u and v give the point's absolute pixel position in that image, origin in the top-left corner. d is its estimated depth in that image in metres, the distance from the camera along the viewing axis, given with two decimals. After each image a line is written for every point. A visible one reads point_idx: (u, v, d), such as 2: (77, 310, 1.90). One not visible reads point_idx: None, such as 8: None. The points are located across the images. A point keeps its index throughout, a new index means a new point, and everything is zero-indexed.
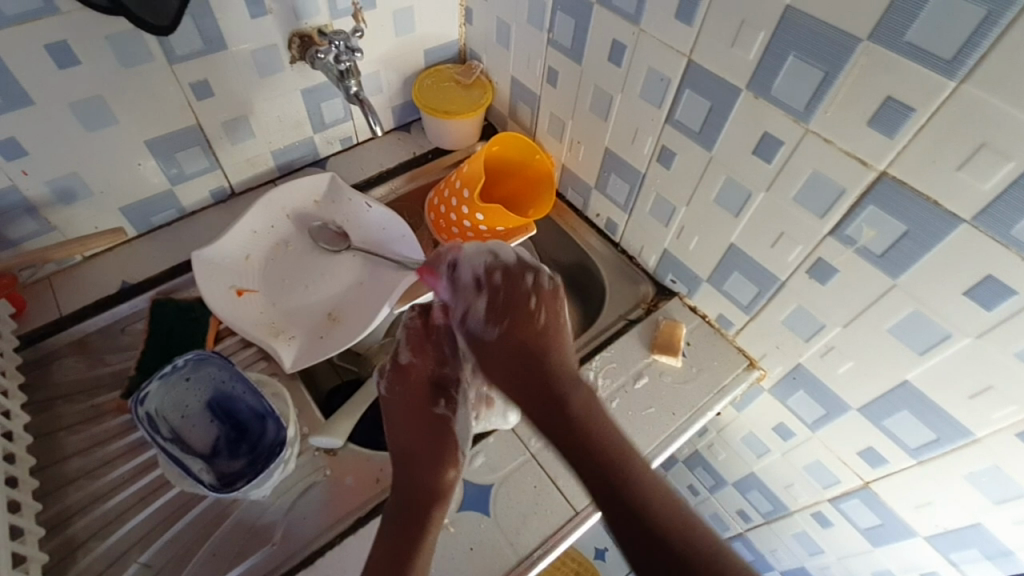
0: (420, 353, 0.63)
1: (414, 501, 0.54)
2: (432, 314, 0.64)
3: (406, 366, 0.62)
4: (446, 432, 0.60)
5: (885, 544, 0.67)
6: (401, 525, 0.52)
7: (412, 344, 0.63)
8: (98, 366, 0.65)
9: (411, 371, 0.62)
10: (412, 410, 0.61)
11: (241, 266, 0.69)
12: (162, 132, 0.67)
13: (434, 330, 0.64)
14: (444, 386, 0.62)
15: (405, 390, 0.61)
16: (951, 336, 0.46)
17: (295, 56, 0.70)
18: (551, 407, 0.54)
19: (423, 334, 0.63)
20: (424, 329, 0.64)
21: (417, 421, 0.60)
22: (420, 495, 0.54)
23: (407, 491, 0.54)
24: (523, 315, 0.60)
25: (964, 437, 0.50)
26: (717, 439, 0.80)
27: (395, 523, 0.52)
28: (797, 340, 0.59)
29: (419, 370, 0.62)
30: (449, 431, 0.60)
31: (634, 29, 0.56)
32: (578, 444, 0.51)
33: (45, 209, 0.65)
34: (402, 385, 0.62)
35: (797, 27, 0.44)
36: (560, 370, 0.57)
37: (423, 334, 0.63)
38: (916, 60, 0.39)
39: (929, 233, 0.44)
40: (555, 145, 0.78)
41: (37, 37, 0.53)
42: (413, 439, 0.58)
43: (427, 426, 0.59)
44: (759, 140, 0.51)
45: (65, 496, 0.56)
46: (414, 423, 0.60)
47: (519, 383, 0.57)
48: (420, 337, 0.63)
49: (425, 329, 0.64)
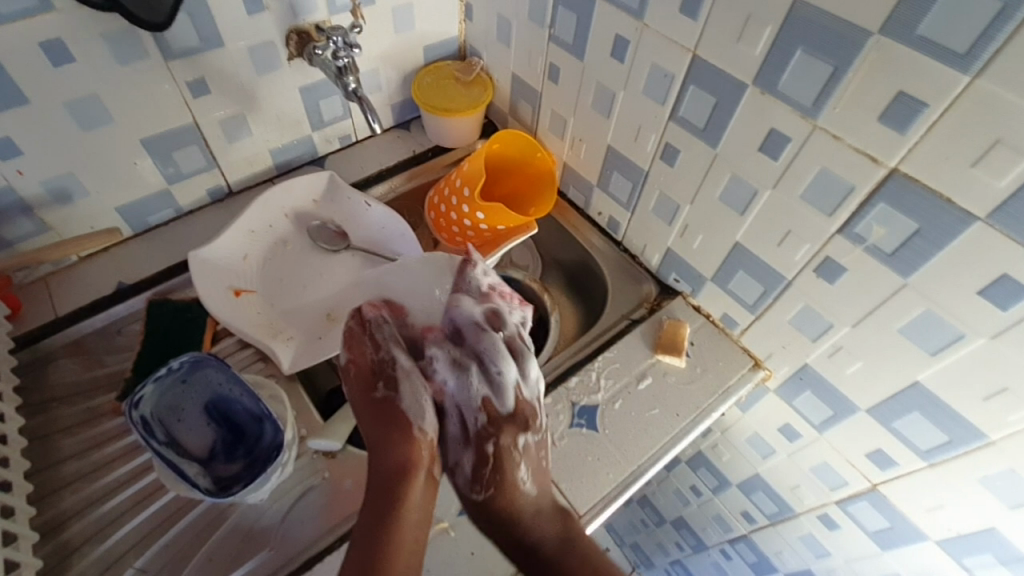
0: (359, 349, 0.55)
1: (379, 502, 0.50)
2: (364, 313, 0.57)
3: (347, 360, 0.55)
4: (395, 415, 0.52)
5: (894, 547, 0.66)
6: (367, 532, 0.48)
7: (347, 341, 0.56)
8: (95, 368, 0.64)
9: (352, 368, 0.54)
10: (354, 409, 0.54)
11: (239, 266, 0.68)
12: (159, 131, 0.66)
13: (376, 338, 0.55)
14: (386, 372, 0.54)
15: (352, 384, 0.54)
16: (964, 337, 0.45)
17: (293, 53, 0.69)
18: (520, 549, 0.52)
19: (366, 340, 0.55)
20: (366, 336, 0.55)
21: (366, 411, 0.53)
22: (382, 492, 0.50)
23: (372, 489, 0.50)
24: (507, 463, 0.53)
25: (977, 440, 0.49)
26: (722, 440, 0.79)
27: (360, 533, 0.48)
28: (803, 340, 0.58)
29: (363, 363, 0.55)
30: (395, 411, 0.53)
31: (637, 24, 0.55)
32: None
33: (40, 209, 0.64)
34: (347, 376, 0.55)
35: (805, 20, 0.43)
36: (540, 521, 0.52)
37: (363, 335, 0.55)
38: (930, 53, 0.38)
39: (942, 231, 0.43)
40: (556, 142, 0.77)
41: (30, 35, 0.52)
42: (368, 432, 0.53)
43: (375, 418, 0.53)
44: (766, 136, 0.50)
45: (61, 499, 0.56)
46: (366, 416, 0.53)
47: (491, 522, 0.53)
48: (360, 339, 0.55)
49: (367, 338, 0.55)
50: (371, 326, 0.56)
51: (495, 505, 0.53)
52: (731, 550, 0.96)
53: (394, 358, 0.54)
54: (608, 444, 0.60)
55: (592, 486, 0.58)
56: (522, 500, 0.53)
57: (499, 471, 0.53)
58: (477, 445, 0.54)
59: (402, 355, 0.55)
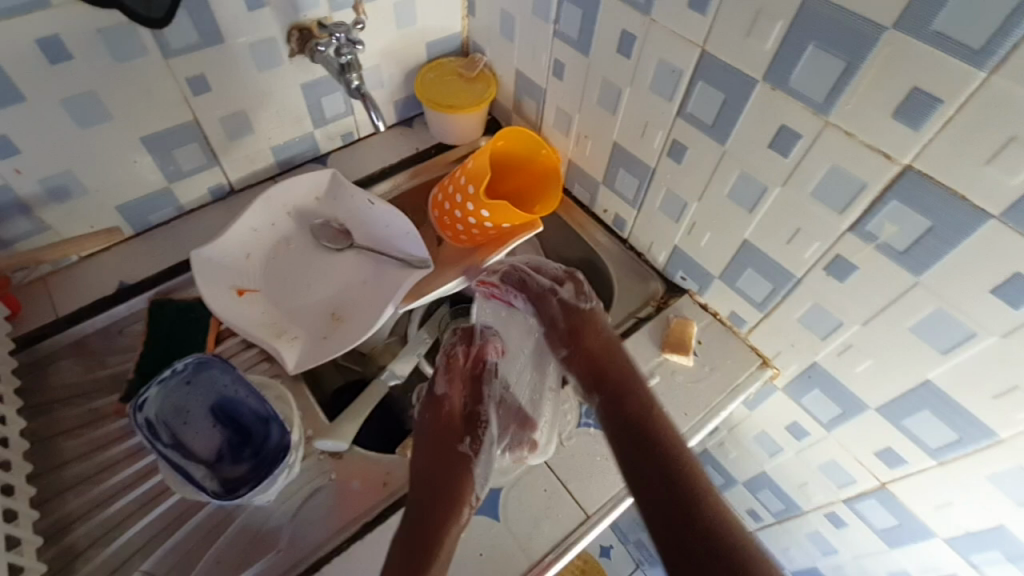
0: (453, 384, 0.61)
1: (432, 506, 0.52)
2: (476, 348, 0.64)
3: (440, 390, 0.60)
4: (466, 471, 0.55)
5: (902, 545, 0.66)
6: (427, 522, 0.51)
7: (447, 374, 0.62)
8: (96, 369, 0.63)
9: (444, 403, 0.60)
10: (437, 438, 0.57)
11: (241, 265, 0.67)
12: (158, 129, 0.65)
13: (471, 361, 0.64)
14: (473, 424, 0.60)
15: (436, 423, 0.58)
16: (976, 335, 0.45)
17: (295, 50, 0.68)
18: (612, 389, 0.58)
19: (461, 368, 0.63)
20: (464, 360, 0.63)
21: (444, 450, 0.56)
22: (445, 498, 0.53)
23: (431, 495, 0.53)
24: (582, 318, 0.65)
25: (987, 438, 0.49)
26: (728, 438, 0.79)
27: (411, 522, 0.51)
28: (813, 338, 0.58)
29: (450, 404, 0.60)
30: (467, 469, 0.55)
31: (644, 19, 0.54)
32: (626, 445, 0.53)
33: (39, 208, 0.63)
34: (432, 412, 0.59)
35: (817, 15, 0.42)
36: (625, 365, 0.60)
37: (462, 353, 0.64)
38: (944, 49, 0.37)
39: (955, 229, 0.42)
40: (561, 139, 0.76)
41: (27, 31, 0.52)
42: (433, 467, 0.55)
43: (449, 461, 0.55)
44: (776, 133, 0.50)
45: (63, 503, 0.55)
46: (439, 451, 0.56)
47: (596, 367, 0.60)
48: (457, 370, 0.62)
49: (466, 360, 0.63)
50: (465, 353, 0.64)
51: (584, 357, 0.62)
52: None
53: (485, 387, 0.63)
54: None
55: (600, 485, 0.58)
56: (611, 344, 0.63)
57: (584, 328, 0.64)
58: (569, 282, 0.69)
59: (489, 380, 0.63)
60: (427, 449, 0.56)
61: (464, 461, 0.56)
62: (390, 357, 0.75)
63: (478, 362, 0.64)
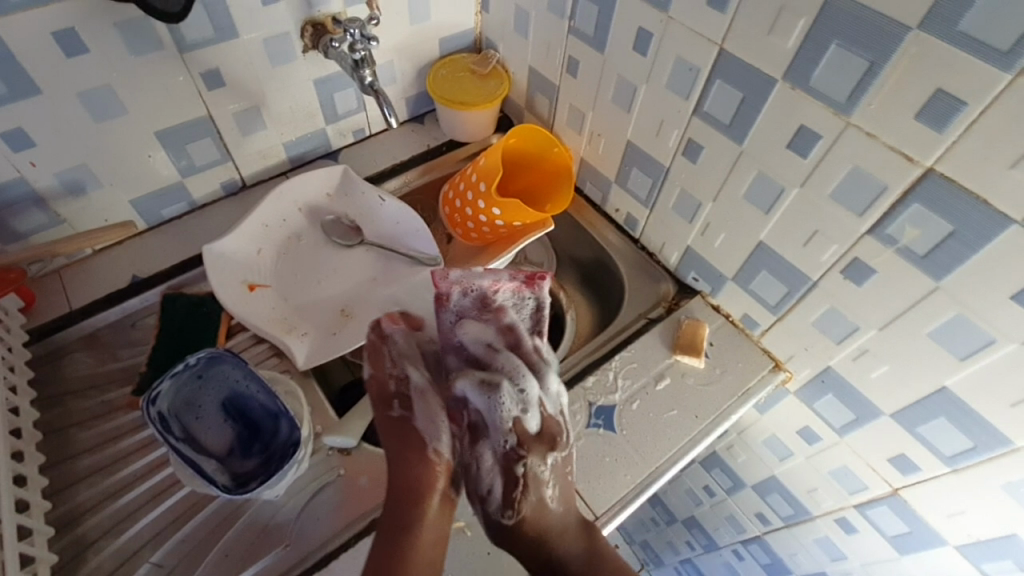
0: (383, 364, 0.54)
1: (406, 513, 0.51)
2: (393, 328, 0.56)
3: (379, 362, 0.54)
4: (414, 434, 0.53)
5: (912, 552, 0.65)
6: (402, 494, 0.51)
7: (372, 357, 0.55)
8: (109, 361, 0.64)
9: (383, 382, 0.54)
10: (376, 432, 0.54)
11: (252, 260, 0.67)
12: (173, 124, 0.66)
13: (401, 341, 0.56)
14: (407, 393, 0.54)
15: (382, 400, 0.54)
16: (996, 342, 0.44)
17: (308, 45, 0.68)
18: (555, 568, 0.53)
19: (393, 352, 0.55)
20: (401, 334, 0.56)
21: (389, 430, 0.53)
22: (411, 504, 0.51)
23: (405, 498, 0.51)
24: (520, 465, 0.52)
25: (1003, 446, 0.48)
26: (737, 441, 0.78)
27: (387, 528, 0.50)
28: (827, 342, 0.57)
29: (392, 377, 0.54)
30: (417, 434, 0.53)
31: (662, 17, 0.54)
32: None
33: (54, 201, 0.63)
34: (376, 383, 0.54)
35: (841, 12, 0.41)
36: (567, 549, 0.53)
37: (397, 331, 0.56)
38: (970, 49, 0.37)
39: (976, 233, 0.41)
40: (574, 137, 0.75)
41: (43, 24, 0.52)
42: (401, 460, 0.52)
43: (392, 435, 0.53)
44: (795, 133, 0.49)
45: (76, 493, 0.56)
46: (400, 443, 0.53)
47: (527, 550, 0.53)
48: (390, 352, 0.55)
49: (396, 339, 0.56)
50: (396, 334, 0.56)
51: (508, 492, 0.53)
52: (743, 550, 0.96)
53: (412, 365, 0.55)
54: (626, 446, 0.59)
55: (610, 486, 0.58)
56: (558, 519, 0.53)
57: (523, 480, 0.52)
58: (505, 469, 0.53)
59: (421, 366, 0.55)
60: (388, 440, 0.53)
61: (404, 424, 0.53)
62: None
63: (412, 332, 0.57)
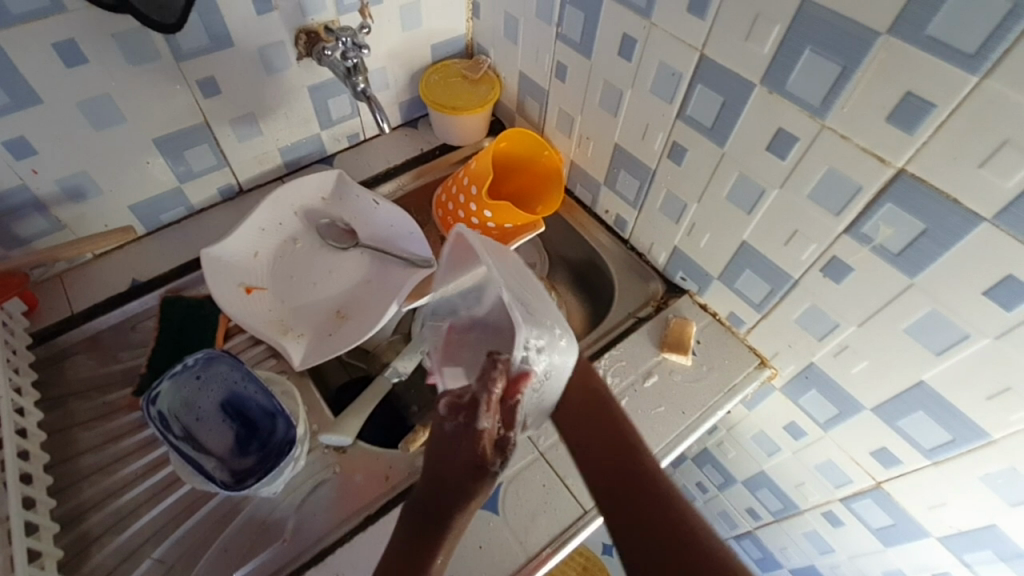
0: (490, 417, 0.43)
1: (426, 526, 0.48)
2: (518, 379, 0.43)
3: (458, 405, 0.45)
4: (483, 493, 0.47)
5: (897, 544, 0.67)
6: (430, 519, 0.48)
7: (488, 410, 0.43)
8: (110, 363, 0.65)
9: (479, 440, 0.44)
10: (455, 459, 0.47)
11: (249, 263, 0.69)
12: (170, 131, 0.67)
13: (511, 395, 0.43)
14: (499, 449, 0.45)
15: (464, 448, 0.46)
16: (970, 336, 0.45)
17: (302, 52, 0.70)
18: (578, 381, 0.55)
19: (497, 403, 0.43)
20: (503, 395, 0.43)
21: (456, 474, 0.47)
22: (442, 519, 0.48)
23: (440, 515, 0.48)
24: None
25: (980, 438, 0.49)
26: (727, 437, 0.81)
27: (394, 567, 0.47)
28: (810, 339, 0.58)
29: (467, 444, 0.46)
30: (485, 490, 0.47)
31: (645, 23, 0.55)
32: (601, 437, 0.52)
33: (54, 206, 0.65)
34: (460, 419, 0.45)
35: (812, 19, 0.43)
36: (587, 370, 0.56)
37: (503, 382, 0.42)
38: (935, 54, 0.38)
39: (947, 232, 0.43)
40: (564, 140, 0.77)
41: (44, 35, 0.53)
42: (467, 481, 0.47)
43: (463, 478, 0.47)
44: (773, 136, 0.50)
45: (79, 491, 0.57)
46: (470, 477, 0.47)
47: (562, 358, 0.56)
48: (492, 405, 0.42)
49: (506, 392, 0.43)
50: (507, 383, 0.43)
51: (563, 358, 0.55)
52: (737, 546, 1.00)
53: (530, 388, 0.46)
54: None
55: None
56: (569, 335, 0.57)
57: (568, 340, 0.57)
58: None
59: (534, 402, 0.47)
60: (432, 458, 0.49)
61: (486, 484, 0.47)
62: (394, 354, 0.74)
63: (522, 393, 0.43)
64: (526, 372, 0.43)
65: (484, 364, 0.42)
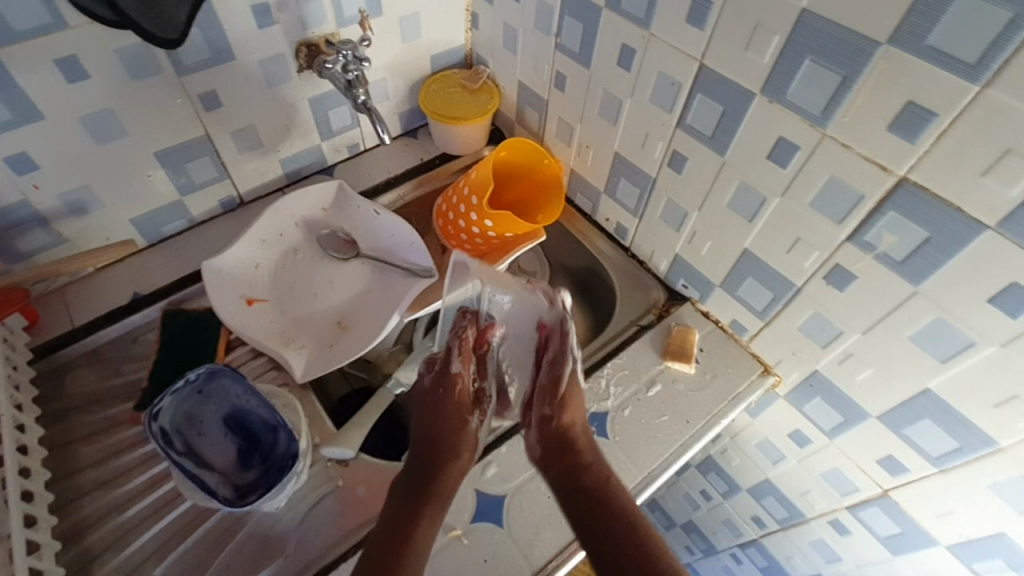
0: (466, 364, 0.55)
1: (416, 489, 0.52)
2: (485, 326, 0.56)
3: (438, 357, 0.57)
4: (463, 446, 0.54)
5: (905, 552, 0.66)
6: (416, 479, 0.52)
7: (462, 355, 0.55)
8: (111, 377, 0.65)
9: (457, 382, 0.55)
10: (437, 413, 0.55)
11: (250, 276, 0.69)
12: (171, 144, 0.67)
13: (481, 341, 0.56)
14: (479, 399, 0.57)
15: (443, 395, 0.55)
16: (975, 345, 0.45)
17: (303, 65, 0.70)
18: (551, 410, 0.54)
19: (470, 348, 0.55)
20: (474, 341, 0.56)
21: (438, 431, 0.54)
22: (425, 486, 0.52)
23: (428, 474, 0.52)
24: (573, 404, 0.55)
25: (988, 446, 0.49)
26: (731, 445, 0.80)
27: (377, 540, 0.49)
28: (813, 346, 0.58)
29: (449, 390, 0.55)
30: (463, 441, 0.55)
31: (644, 33, 0.55)
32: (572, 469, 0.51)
33: (56, 221, 0.65)
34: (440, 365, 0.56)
35: (812, 30, 0.43)
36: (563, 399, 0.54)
37: (473, 331, 0.56)
38: (937, 63, 0.38)
39: (951, 239, 0.42)
40: (563, 149, 0.77)
41: (47, 51, 0.54)
42: (452, 434, 0.54)
43: (446, 432, 0.54)
44: (774, 145, 0.50)
45: (80, 507, 0.57)
46: (450, 420, 0.55)
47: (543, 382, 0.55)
48: (468, 349, 0.55)
49: (476, 341, 0.56)
50: (474, 331, 0.56)
51: (555, 435, 0.53)
52: (742, 553, 0.99)
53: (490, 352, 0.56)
54: (619, 451, 0.60)
55: None
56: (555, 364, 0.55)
57: (568, 394, 0.54)
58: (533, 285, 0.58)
59: (501, 359, 0.57)
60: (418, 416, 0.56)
61: (466, 436, 0.55)
62: (396, 364, 0.75)
63: (490, 340, 0.56)
64: (490, 323, 0.56)
65: (456, 317, 0.57)
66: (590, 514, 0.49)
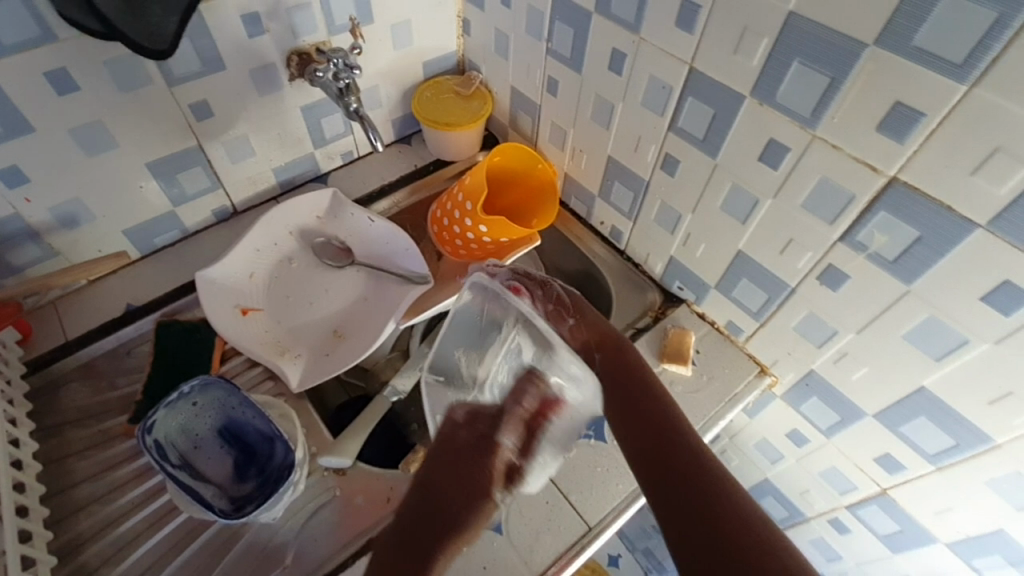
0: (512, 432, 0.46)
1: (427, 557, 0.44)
2: (551, 404, 0.45)
3: (488, 413, 0.46)
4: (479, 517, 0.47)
5: (904, 550, 0.66)
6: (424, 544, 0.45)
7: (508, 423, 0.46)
8: (106, 391, 0.65)
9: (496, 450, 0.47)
10: (463, 477, 0.47)
11: (244, 285, 0.69)
12: (163, 155, 0.67)
13: (535, 417, 0.46)
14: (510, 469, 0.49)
15: (481, 461, 0.46)
16: (968, 342, 0.45)
17: (294, 74, 0.70)
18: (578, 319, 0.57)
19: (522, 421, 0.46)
20: (530, 415, 0.46)
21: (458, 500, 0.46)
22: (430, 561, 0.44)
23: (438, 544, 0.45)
24: (586, 313, 0.57)
25: (984, 443, 0.49)
26: (729, 446, 0.80)
27: None
28: (809, 346, 0.58)
29: (490, 451, 0.47)
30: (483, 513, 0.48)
31: (634, 37, 0.56)
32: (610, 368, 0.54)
33: (48, 234, 0.65)
34: (486, 425, 0.47)
35: (799, 33, 0.43)
36: (584, 319, 0.57)
37: (535, 400, 0.45)
38: (923, 64, 0.38)
39: (942, 238, 0.43)
40: (557, 153, 0.77)
41: (36, 65, 0.53)
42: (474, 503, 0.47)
43: (468, 500, 0.47)
44: (765, 146, 0.51)
45: (75, 523, 0.56)
46: (474, 492, 0.47)
47: (568, 309, 0.57)
48: (519, 420, 0.46)
49: (532, 412, 0.45)
50: (537, 404, 0.45)
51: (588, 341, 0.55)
52: None
53: (516, 303, 0.44)
54: (615, 454, 0.61)
55: (603, 497, 0.59)
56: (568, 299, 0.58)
57: (574, 303, 0.58)
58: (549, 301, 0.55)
59: (549, 439, 0.48)
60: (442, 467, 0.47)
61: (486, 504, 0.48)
62: (393, 372, 0.74)
63: (550, 417, 0.46)
64: (557, 400, 0.45)
65: (520, 378, 0.44)
66: (642, 435, 0.47)
